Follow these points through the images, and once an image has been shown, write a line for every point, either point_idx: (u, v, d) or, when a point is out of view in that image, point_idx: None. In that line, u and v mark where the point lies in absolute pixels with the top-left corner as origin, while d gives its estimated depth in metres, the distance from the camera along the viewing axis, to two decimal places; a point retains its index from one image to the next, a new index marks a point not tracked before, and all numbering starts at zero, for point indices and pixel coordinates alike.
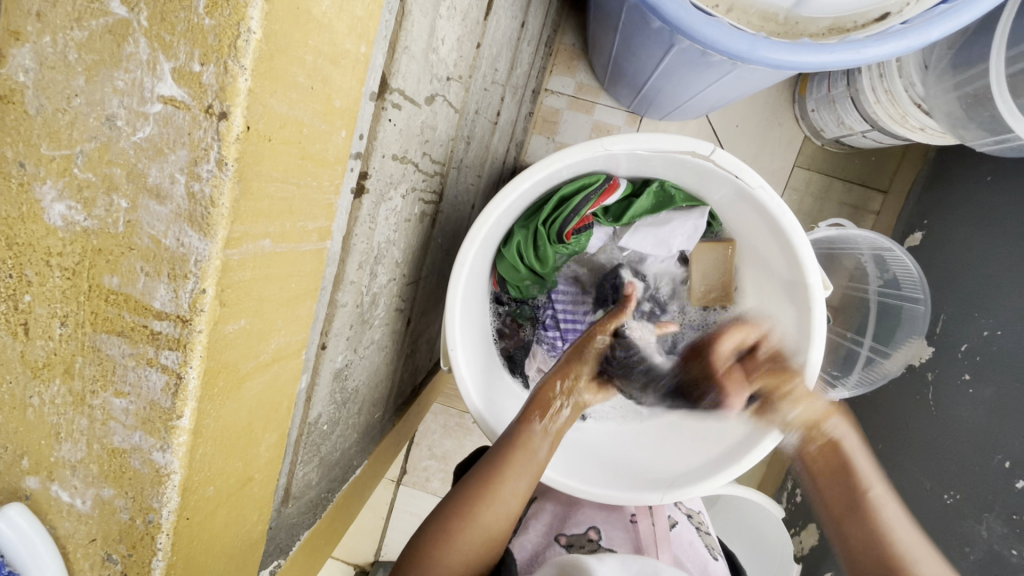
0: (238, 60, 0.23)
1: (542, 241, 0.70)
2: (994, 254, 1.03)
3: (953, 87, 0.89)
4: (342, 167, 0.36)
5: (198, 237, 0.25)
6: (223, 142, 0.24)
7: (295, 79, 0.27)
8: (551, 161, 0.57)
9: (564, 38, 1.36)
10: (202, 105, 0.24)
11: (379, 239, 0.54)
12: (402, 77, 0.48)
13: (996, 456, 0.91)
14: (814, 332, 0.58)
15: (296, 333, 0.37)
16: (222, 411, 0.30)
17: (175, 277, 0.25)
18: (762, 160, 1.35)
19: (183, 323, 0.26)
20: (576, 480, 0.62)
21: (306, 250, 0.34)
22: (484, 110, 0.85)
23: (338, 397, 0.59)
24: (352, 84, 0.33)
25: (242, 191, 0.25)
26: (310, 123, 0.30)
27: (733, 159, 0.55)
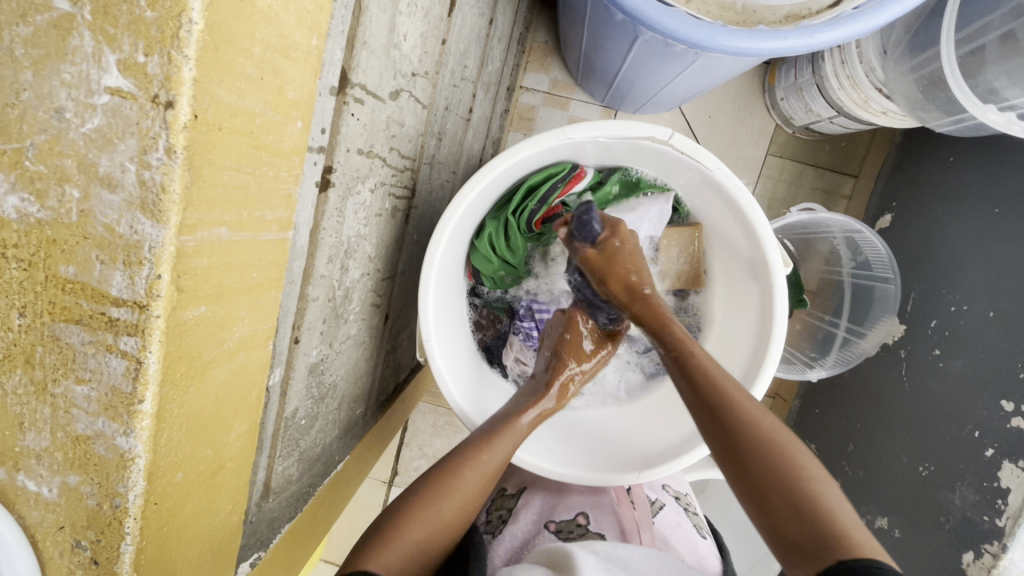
0: (181, 50, 0.24)
1: (513, 231, 0.71)
2: (959, 231, 1.06)
3: (910, 71, 0.92)
4: (301, 158, 0.37)
5: (151, 223, 0.26)
6: (171, 130, 0.25)
7: (243, 70, 0.28)
8: (515, 151, 0.58)
9: (537, 36, 1.37)
10: (149, 96, 0.25)
11: (348, 233, 0.55)
12: (363, 72, 0.49)
13: (966, 427, 0.94)
14: (776, 310, 0.59)
15: (261, 323, 0.37)
16: (186, 397, 0.30)
17: (130, 264, 0.26)
18: (736, 149, 1.38)
19: (140, 309, 0.27)
20: (554, 465, 0.64)
21: (266, 240, 0.35)
22: (454, 107, 0.86)
23: (315, 392, 0.59)
24: (305, 77, 0.34)
25: (193, 178, 0.26)
26: (262, 114, 0.31)
27: (691, 143, 0.57)
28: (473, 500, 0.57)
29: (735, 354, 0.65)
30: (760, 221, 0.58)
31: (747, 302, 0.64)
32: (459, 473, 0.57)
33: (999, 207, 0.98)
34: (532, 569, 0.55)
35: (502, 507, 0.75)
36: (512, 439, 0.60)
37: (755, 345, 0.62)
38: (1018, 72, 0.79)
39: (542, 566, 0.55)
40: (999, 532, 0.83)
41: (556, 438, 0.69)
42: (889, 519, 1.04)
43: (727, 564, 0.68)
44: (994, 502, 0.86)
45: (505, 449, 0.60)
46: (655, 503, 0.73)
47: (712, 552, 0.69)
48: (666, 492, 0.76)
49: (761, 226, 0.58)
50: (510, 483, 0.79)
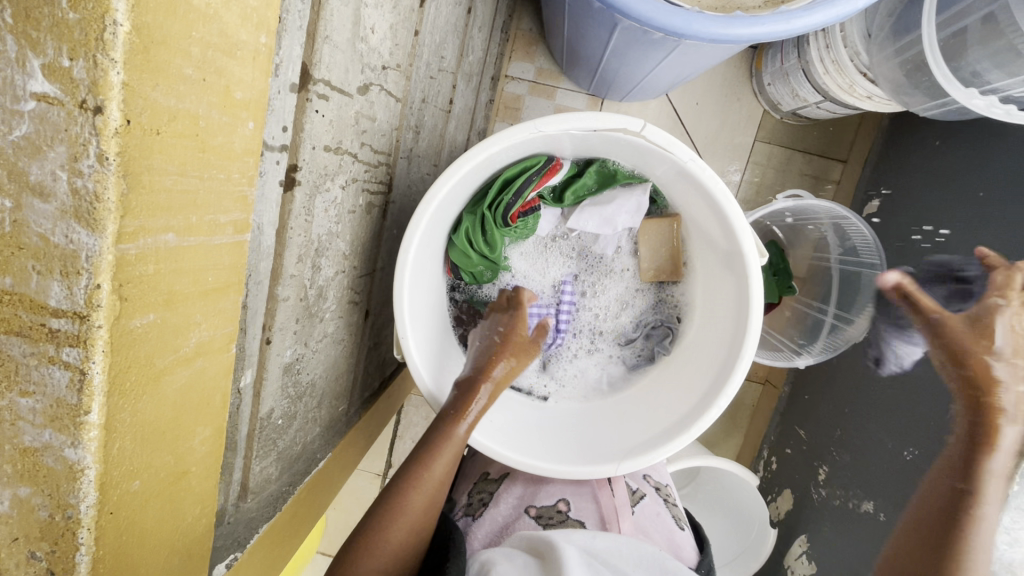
0: (107, 53, 0.23)
1: (490, 226, 0.70)
2: (945, 216, 1.06)
3: (895, 55, 0.91)
4: (255, 159, 0.36)
5: (86, 232, 0.25)
6: (101, 136, 0.24)
7: (182, 72, 0.27)
8: (488, 144, 0.58)
9: (521, 24, 1.35)
10: (76, 101, 0.24)
11: (318, 231, 0.55)
12: (327, 67, 0.48)
13: (950, 412, 0.95)
14: (753, 300, 0.59)
15: (220, 327, 0.37)
16: (138, 407, 0.30)
17: (67, 274, 0.26)
18: (723, 135, 1.37)
19: (80, 319, 0.26)
20: (534, 458, 0.63)
21: (220, 243, 0.34)
22: (432, 99, 0.85)
23: (292, 391, 0.59)
24: (255, 76, 0.34)
25: (130, 185, 0.26)
26: (206, 116, 0.30)
27: (664, 134, 0.56)
28: (419, 514, 0.57)
29: (715, 346, 0.64)
30: (734, 211, 0.58)
31: (725, 294, 0.64)
32: (408, 496, 0.57)
33: (984, 191, 0.98)
34: (514, 556, 0.54)
35: (484, 491, 0.75)
36: (453, 447, 0.59)
37: (733, 335, 0.61)
38: (999, 55, 0.79)
39: (525, 555, 0.54)
40: None
41: (536, 433, 0.68)
42: (874, 504, 1.05)
43: (705, 553, 0.69)
44: None
45: (448, 460, 0.59)
46: (636, 493, 0.73)
47: (690, 544, 0.70)
48: (646, 482, 0.76)
49: (736, 216, 0.58)
50: (494, 468, 0.78)
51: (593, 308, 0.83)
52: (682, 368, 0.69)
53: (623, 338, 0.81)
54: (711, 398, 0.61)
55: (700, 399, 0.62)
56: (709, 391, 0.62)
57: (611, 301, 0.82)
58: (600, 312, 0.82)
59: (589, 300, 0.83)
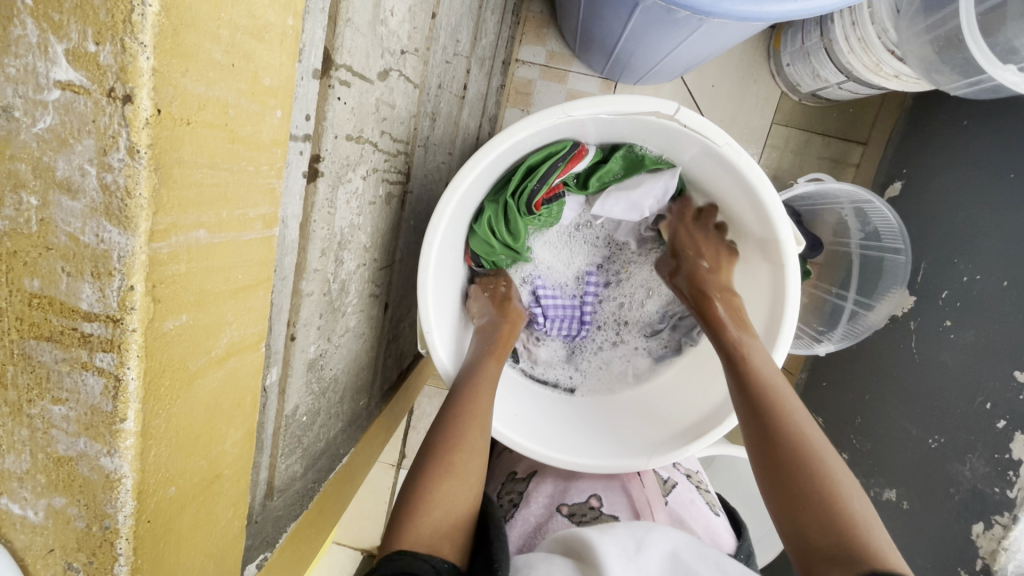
0: (135, 36, 0.21)
1: (513, 214, 0.68)
2: (973, 199, 1.03)
3: (925, 31, 0.88)
4: (283, 149, 0.34)
5: (118, 231, 0.24)
6: (132, 127, 0.22)
7: (211, 56, 0.26)
8: (513, 131, 0.55)
9: (531, 6, 1.32)
10: (103, 89, 0.22)
11: (341, 224, 0.53)
12: (348, 52, 0.45)
13: (978, 399, 0.93)
14: (788, 290, 0.57)
15: (250, 326, 0.35)
16: (172, 411, 0.29)
17: (99, 275, 0.24)
18: (740, 118, 1.33)
19: (113, 323, 0.25)
20: (563, 454, 0.62)
21: (250, 239, 0.33)
22: (448, 84, 0.82)
23: (316, 387, 0.58)
24: (282, 61, 0.32)
25: (161, 179, 0.24)
26: (235, 104, 0.28)
27: (698, 116, 0.54)
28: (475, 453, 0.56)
29: None
30: (770, 197, 0.56)
31: (758, 282, 0.62)
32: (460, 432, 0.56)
33: (1013, 172, 0.95)
34: (550, 559, 0.53)
35: (513, 491, 0.74)
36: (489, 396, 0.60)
37: (768, 323, 0.60)
38: None
39: (560, 556, 0.53)
40: (1011, 503, 0.83)
41: (564, 427, 0.67)
42: (897, 491, 1.04)
43: (743, 539, 0.67)
44: (1005, 473, 0.85)
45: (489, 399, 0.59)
46: (667, 482, 0.73)
47: (726, 529, 0.68)
48: (676, 470, 0.75)
49: (772, 203, 0.56)
50: (521, 466, 0.78)
51: (617, 298, 0.81)
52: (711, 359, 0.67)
53: (647, 329, 0.79)
54: None
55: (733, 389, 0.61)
56: None
57: (636, 290, 0.80)
58: (625, 301, 0.81)
59: (612, 289, 0.81)
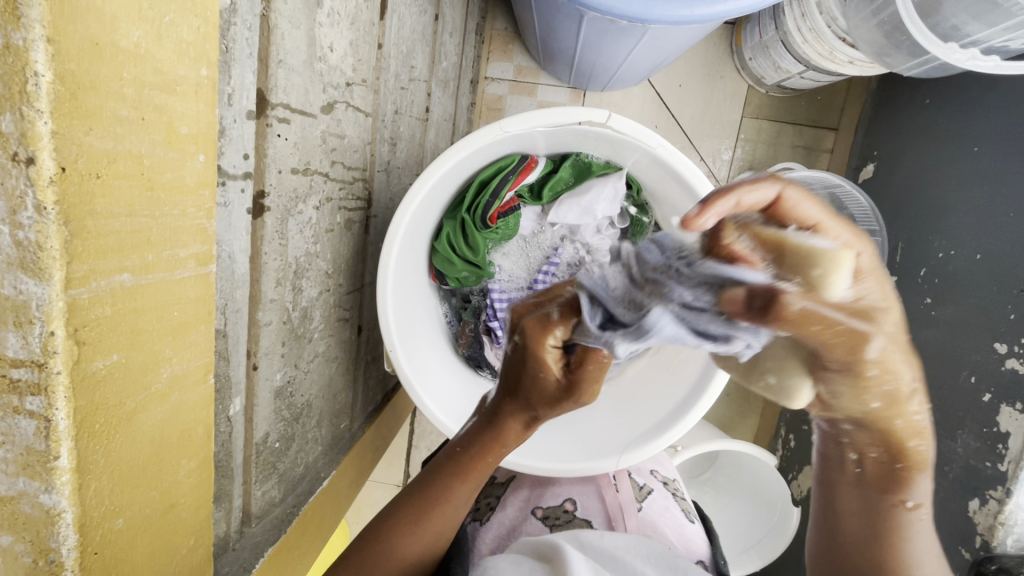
0: (32, 104, 0.24)
1: (470, 229, 0.70)
2: (944, 175, 1.04)
3: (872, 16, 0.89)
4: (210, 191, 0.36)
5: (34, 281, 0.26)
6: (37, 187, 0.24)
7: (117, 113, 0.28)
8: (455, 150, 0.57)
9: (495, 24, 1.35)
10: (7, 154, 0.24)
11: (295, 253, 0.55)
12: (284, 91, 0.48)
13: (963, 373, 0.93)
14: None
15: (193, 359, 0.37)
16: (112, 446, 0.31)
17: (21, 324, 0.26)
18: (710, 114, 1.35)
19: (39, 367, 0.27)
20: (534, 460, 0.64)
21: (183, 277, 0.35)
22: (406, 109, 0.85)
23: (286, 414, 0.60)
24: (199, 109, 0.34)
25: (73, 231, 0.26)
26: (150, 154, 0.30)
27: (629, 121, 0.56)
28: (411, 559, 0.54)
29: None
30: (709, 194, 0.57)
31: None
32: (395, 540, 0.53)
33: (978, 145, 0.97)
34: (520, 563, 0.53)
35: (491, 495, 0.75)
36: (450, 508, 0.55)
37: None
38: (977, 6, 0.75)
39: (529, 559, 0.53)
40: (1003, 477, 0.82)
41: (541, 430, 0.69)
42: None
43: (715, 545, 0.68)
44: (995, 447, 0.84)
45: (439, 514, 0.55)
46: (643, 488, 0.73)
47: (700, 536, 0.69)
48: (654, 477, 0.76)
49: None
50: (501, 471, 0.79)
51: None
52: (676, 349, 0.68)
53: None
54: (706, 380, 0.61)
55: (698, 379, 0.63)
56: (702, 376, 0.63)
57: None
58: None
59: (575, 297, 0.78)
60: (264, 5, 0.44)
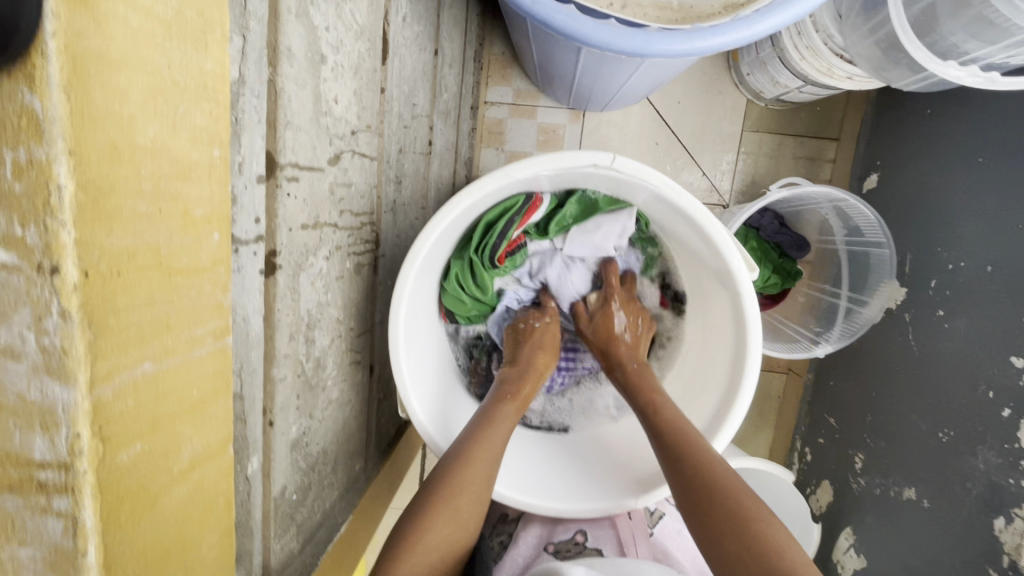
0: (56, 216, 0.24)
1: (478, 269, 0.70)
2: (948, 185, 1.03)
3: (869, 34, 0.90)
4: (226, 266, 0.36)
5: (60, 385, 0.26)
6: (61, 294, 0.25)
7: (137, 209, 0.28)
8: (461, 197, 0.58)
9: (493, 49, 1.36)
10: (33, 264, 0.24)
11: (307, 306, 0.55)
12: (292, 151, 0.48)
13: (980, 387, 0.92)
14: (748, 317, 0.59)
15: (213, 433, 0.37)
16: (138, 533, 0.31)
17: (48, 427, 0.26)
18: (710, 130, 1.36)
19: (66, 468, 0.27)
20: (550, 500, 0.63)
21: (201, 355, 0.35)
22: (410, 145, 0.85)
23: (303, 464, 0.60)
24: (212, 190, 0.34)
25: (96, 332, 0.26)
26: (168, 242, 0.31)
27: (634, 163, 0.56)
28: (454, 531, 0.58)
29: (715, 365, 0.65)
30: (718, 232, 0.58)
31: (721, 307, 0.64)
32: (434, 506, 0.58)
33: (981, 156, 0.97)
34: None
35: (503, 532, 0.74)
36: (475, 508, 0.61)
37: (735, 348, 0.61)
38: (974, 25, 0.75)
39: None
40: None
41: (556, 471, 0.68)
42: (916, 490, 1.02)
43: None
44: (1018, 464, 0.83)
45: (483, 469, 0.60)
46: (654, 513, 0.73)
47: None
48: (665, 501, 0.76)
49: (721, 237, 0.58)
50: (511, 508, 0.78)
51: None
52: (690, 386, 0.69)
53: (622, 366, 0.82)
54: (724, 418, 0.60)
55: (715, 412, 0.62)
56: (718, 410, 0.62)
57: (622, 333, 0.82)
58: None
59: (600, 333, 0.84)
60: (271, 71, 0.44)
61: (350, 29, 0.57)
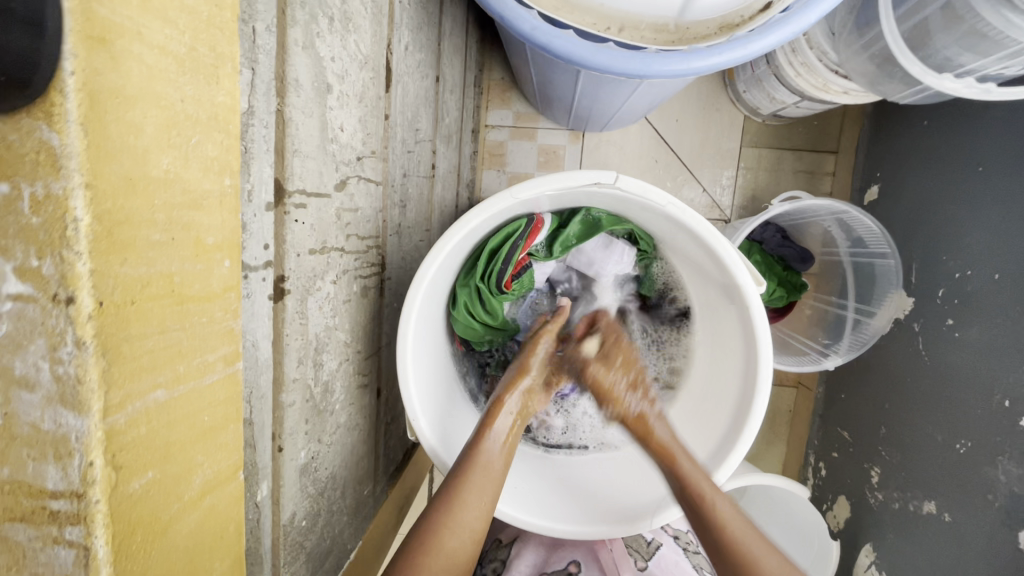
0: (72, 248, 0.24)
1: (486, 295, 0.71)
2: (950, 194, 1.04)
3: (862, 49, 0.91)
4: (237, 291, 0.37)
5: (73, 415, 0.26)
6: (76, 323, 0.25)
7: (150, 239, 0.29)
8: (467, 219, 0.58)
9: (493, 74, 1.39)
10: (49, 295, 0.25)
11: (316, 329, 0.56)
12: (300, 177, 0.49)
13: (996, 396, 0.90)
14: (757, 332, 0.58)
15: (223, 460, 0.37)
16: (148, 564, 0.31)
17: (60, 457, 0.26)
18: (709, 146, 1.37)
19: (78, 498, 0.27)
20: (566, 523, 0.63)
21: (212, 381, 0.35)
22: (414, 169, 0.87)
23: (312, 490, 0.59)
24: (224, 218, 0.35)
25: (109, 360, 0.27)
26: (180, 270, 0.31)
27: (637, 182, 0.57)
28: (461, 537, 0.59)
29: (727, 379, 0.64)
30: (724, 249, 0.58)
31: (729, 322, 0.64)
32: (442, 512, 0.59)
33: (982, 165, 0.97)
34: None
35: (496, 560, 0.76)
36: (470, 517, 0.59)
37: (746, 362, 0.61)
38: (967, 38, 0.76)
39: None
40: None
41: (563, 488, 0.68)
42: (936, 503, 0.99)
43: None
44: None
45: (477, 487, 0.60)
46: (651, 544, 0.74)
47: None
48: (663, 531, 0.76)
49: (727, 252, 0.58)
50: (505, 534, 0.81)
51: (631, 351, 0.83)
52: (702, 402, 0.68)
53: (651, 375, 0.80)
54: (737, 432, 0.60)
55: (727, 430, 0.62)
56: (731, 427, 0.61)
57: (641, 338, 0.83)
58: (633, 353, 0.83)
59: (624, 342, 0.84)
60: (279, 101, 0.46)
61: (355, 59, 0.59)
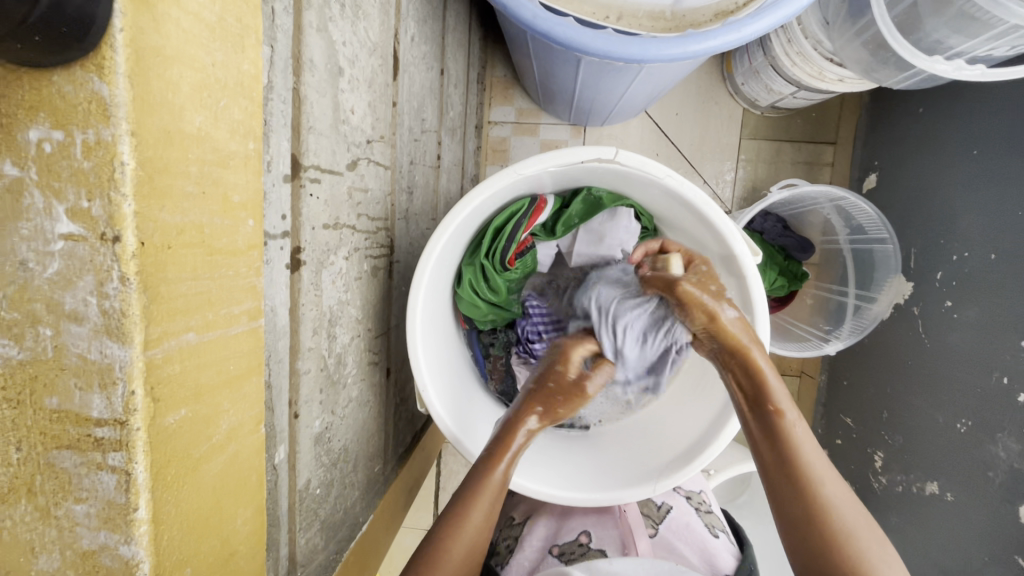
0: (118, 189, 0.27)
1: (490, 273, 0.74)
2: (946, 179, 1.06)
3: (856, 36, 0.93)
4: (259, 251, 0.39)
5: (118, 346, 0.28)
6: (121, 260, 0.27)
7: (184, 190, 0.31)
8: (471, 195, 0.60)
9: (496, 71, 1.41)
10: (97, 234, 0.27)
11: (329, 303, 0.58)
12: (314, 154, 0.52)
13: (994, 374, 0.92)
14: (755, 300, 0.61)
15: (247, 410, 0.39)
16: (181, 496, 0.33)
17: (106, 386, 0.29)
18: (709, 139, 1.39)
19: (120, 425, 0.29)
20: (571, 491, 0.65)
21: (238, 332, 0.37)
22: (420, 158, 0.89)
23: (326, 459, 0.61)
24: (248, 179, 0.37)
25: (150, 298, 0.29)
26: (210, 223, 0.34)
27: (636, 156, 0.59)
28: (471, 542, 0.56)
29: None
30: (721, 220, 0.60)
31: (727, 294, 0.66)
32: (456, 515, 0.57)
33: (976, 148, 0.99)
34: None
35: (509, 537, 0.77)
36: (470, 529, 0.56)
37: None
38: (956, 21, 0.79)
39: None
40: None
41: (568, 462, 0.70)
42: (938, 484, 1.00)
43: (743, 558, 0.68)
44: None
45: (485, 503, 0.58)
46: (662, 508, 0.75)
47: (726, 549, 0.69)
48: (675, 494, 0.76)
49: (724, 223, 0.60)
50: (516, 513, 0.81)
51: None
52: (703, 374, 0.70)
53: None
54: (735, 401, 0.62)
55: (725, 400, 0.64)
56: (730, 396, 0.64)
57: None
58: None
59: None
60: (295, 79, 0.48)
61: (364, 45, 0.62)
